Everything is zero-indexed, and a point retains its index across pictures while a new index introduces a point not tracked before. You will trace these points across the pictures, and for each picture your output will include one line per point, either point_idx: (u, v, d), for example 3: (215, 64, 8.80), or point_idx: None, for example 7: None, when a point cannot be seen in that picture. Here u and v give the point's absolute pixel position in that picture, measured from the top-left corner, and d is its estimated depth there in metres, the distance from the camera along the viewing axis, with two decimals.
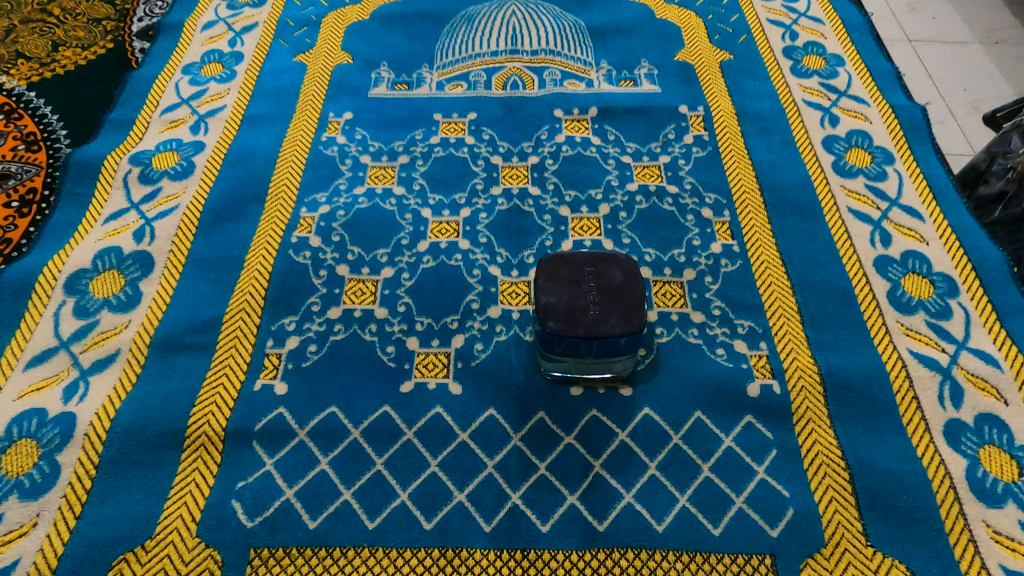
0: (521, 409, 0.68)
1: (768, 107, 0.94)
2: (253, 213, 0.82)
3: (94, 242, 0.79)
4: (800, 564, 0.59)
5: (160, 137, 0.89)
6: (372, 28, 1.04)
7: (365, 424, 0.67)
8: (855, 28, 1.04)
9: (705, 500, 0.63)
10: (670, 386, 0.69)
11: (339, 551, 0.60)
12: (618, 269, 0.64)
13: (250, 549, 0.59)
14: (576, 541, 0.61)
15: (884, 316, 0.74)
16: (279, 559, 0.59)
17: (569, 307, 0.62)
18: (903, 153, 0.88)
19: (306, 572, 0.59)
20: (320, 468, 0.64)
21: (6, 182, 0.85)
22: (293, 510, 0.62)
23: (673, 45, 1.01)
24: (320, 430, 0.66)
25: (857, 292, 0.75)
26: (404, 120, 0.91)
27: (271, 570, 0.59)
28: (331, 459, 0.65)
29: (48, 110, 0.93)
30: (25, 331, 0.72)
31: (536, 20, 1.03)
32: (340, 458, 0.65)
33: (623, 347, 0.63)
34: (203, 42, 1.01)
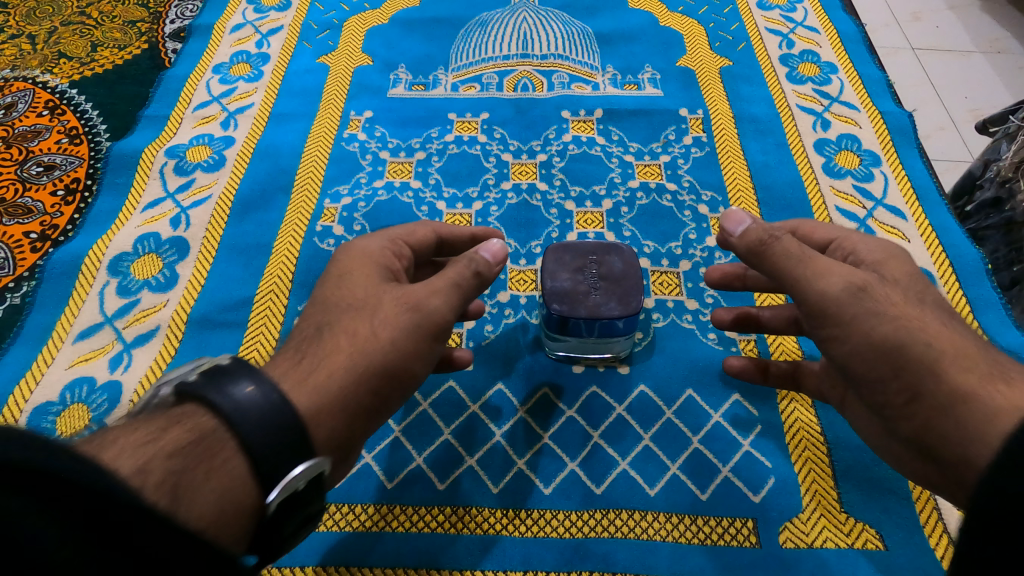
0: (527, 385, 0.74)
1: (764, 111, 0.99)
2: (280, 203, 0.88)
3: (134, 228, 0.85)
4: (780, 527, 0.65)
5: (193, 132, 0.95)
6: (392, 31, 1.10)
7: None
8: (850, 37, 1.09)
9: (694, 469, 0.68)
10: (664, 367, 0.75)
11: (360, 508, 0.66)
12: (619, 259, 0.70)
13: None
14: (575, 502, 0.67)
15: None
16: None
17: (572, 291, 0.68)
18: (890, 156, 0.94)
19: (331, 526, 0.65)
20: None
21: (52, 173, 0.91)
22: None
23: (675, 52, 1.07)
24: None
25: None
26: (421, 119, 0.97)
27: None
28: None
29: (89, 106, 0.99)
30: (74, 308, 0.78)
31: (545, 27, 1.09)
32: None
33: (621, 329, 0.69)
34: (231, 44, 1.07)
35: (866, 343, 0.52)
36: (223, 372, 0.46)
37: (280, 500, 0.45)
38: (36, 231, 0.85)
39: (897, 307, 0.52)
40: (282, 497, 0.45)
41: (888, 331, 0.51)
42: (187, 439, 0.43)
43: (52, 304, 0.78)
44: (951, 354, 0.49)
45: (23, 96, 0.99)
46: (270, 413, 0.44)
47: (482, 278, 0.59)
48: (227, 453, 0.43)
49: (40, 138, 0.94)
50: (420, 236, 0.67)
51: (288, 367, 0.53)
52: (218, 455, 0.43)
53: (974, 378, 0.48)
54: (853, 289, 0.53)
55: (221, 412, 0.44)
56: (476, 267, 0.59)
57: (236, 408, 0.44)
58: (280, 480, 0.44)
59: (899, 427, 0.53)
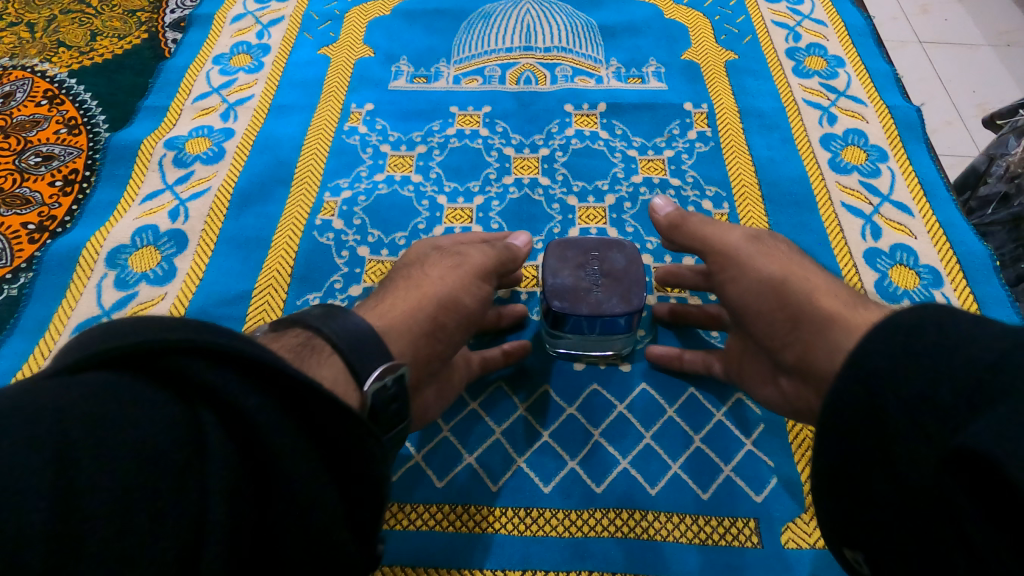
0: (528, 382, 0.74)
1: (770, 105, 0.98)
2: (280, 196, 0.87)
3: (132, 220, 0.84)
4: (782, 527, 0.64)
5: (193, 123, 0.95)
6: (394, 22, 1.09)
7: None
8: (857, 30, 1.08)
9: (695, 468, 0.68)
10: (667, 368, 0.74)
11: None
12: (620, 255, 0.70)
13: None
14: (575, 501, 0.66)
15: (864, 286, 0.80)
16: None
17: (573, 287, 0.67)
18: (897, 152, 0.92)
19: None
20: None
21: (50, 163, 0.90)
22: None
23: (680, 44, 1.06)
24: None
25: (844, 275, 0.81)
26: (422, 112, 0.96)
27: None
28: None
29: (88, 96, 0.98)
30: (71, 300, 0.78)
31: (549, 18, 1.07)
32: None
33: (621, 326, 0.68)
34: (232, 34, 1.06)
35: (757, 276, 0.60)
36: (327, 309, 0.52)
37: (375, 389, 0.49)
38: (35, 222, 0.85)
39: (780, 255, 0.62)
40: (376, 391, 0.49)
41: (774, 271, 0.59)
42: (294, 343, 0.49)
43: (50, 295, 0.78)
44: (820, 290, 0.56)
45: (21, 86, 0.99)
46: (365, 336, 0.50)
47: (512, 255, 0.70)
48: (328, 354, 0.49)
49: (38, 128, 0.94)
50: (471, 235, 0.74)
51: (365, 309, 0.61)
52: (323, 353, 0.49)
53: (839, 305, 0.54)
54: (749, 239, 0.64)
55: (322, 331, 0.50)
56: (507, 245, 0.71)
57: (336, 329, 0.50)
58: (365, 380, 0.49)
59: (780, 358, 0.56)
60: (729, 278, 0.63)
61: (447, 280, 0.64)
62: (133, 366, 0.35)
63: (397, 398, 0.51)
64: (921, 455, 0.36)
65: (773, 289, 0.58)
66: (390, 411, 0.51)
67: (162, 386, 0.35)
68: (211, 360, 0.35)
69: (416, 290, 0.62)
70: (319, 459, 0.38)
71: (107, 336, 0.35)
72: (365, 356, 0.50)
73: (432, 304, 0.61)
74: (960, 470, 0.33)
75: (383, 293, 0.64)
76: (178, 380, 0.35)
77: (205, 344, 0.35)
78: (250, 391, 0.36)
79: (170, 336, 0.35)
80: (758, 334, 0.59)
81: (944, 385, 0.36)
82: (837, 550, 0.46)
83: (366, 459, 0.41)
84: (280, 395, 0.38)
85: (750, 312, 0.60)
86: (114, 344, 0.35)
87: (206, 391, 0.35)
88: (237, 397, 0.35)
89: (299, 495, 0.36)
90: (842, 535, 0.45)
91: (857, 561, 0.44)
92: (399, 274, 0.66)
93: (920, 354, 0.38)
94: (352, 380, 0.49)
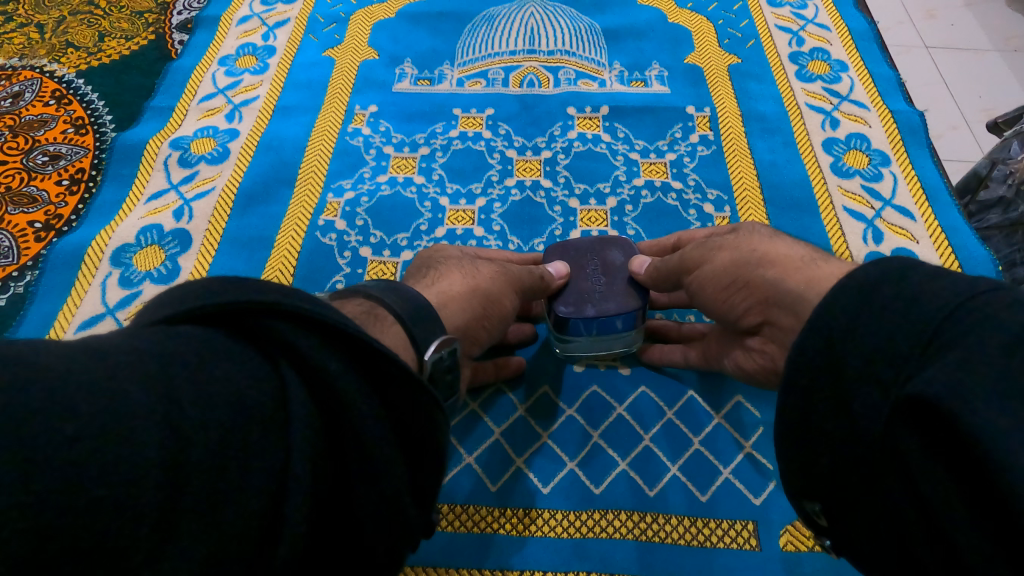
0: (527, 385, 0.74)
1: (772, 109, 0.98)
2: (284, 196, 0.88)
3: (137, 220, 0.85)
4: (780, 530, 0.64)
5: (198, 124, 0.95)
6: (398, 25, 1.09)
7: None
8: (861, 34, 1.08)
9: (693, 471, 0.68)
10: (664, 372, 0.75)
11: None
12: (619, 252, 0.72)
13: None
14: (573, 502, 0.66)
15: (850, 248, 0.84)
16: None
17: (577, 291, 0.69)
18: (900, 156, 0.92)
19: None
20: None
21: (57, 162, 0.91)
22: None
23: (684, 48, 1.06)
24: None
25: (834, 249, 0.84)
26: (426, 114, 0.97)
27: None
28: None
29: (95, 96, 0.99)
30: (75, 299, 0.78)
31: (553, 21, 1.08)
32: None
33: (626, 323, 0.69)
34: (238, 36, 1.07)
35: (713, 268, 0.58)
36: (392, 287, 0.52)
37: (435, 360, 0.50)
38: (41, 221, 0.85)
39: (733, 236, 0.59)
40: (436, 361, 0.50)
41: (727, 257, 0.57)
42: (360, 312, 0.49)
43: (55, 293, 0.79)
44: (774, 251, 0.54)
45: (30, 85, 1.00)
46: (427, 311, 0.51)
47: (548, 283, 0.67)
48: (390, 324, 0.49)
49: (46, 127, 0.95)
50: (508, 258, 0.75)
51: (423, 284, 0.61)
52: (384, 323, 0.49)
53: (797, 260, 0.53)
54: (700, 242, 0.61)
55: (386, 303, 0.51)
56: (540, 272, 0.67)
57: (405, 305, 0.50)
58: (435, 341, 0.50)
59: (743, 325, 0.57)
60: (691, 278, 0.61)
61: (498, 280, 0.63)
62: (224, 325, 0.36)
63: (452, 369, 0.52)
64: (876, 406, 0.36)
65: (729, 273, 0.56)
66: (447, 380, 0.52)
67: (248, 345, 0.36)
68: (295, 326, 0.37)
69: (477, 277, 0.62)
70: (392, 432, 0.39)
71: (198, 296, 0.37)
72: (426, 326, 0.50)
73: (480, 296, 0.61)
74: (914, 420, 0.33)
75: (439, 274, 0.63)
76: (267, 340, 0.36)
77: (293, 310, 0.36)
78: (332, 358, 0.37)
79: (261, 298, 0.36)
80: (726, 319, 0.59)
81: (901, 336, 0.36)
82: (799, 505, 0.46)
83: (433, 436, 0.41)
84: (358, 363, 0.38)
85: (716, 307, 0.59)
86: (211, 303, 0.36)
87: (292, 352, 0.36)
88: (320, 360, 0.36)
89: (373, 460, 0.36)
90: (803, 490, 0.44)
91: (816, 513, 0.45)
92: (448, 261, 0.66)
93: (882, 305, 0.38)
94: (411, 349, 0.49)
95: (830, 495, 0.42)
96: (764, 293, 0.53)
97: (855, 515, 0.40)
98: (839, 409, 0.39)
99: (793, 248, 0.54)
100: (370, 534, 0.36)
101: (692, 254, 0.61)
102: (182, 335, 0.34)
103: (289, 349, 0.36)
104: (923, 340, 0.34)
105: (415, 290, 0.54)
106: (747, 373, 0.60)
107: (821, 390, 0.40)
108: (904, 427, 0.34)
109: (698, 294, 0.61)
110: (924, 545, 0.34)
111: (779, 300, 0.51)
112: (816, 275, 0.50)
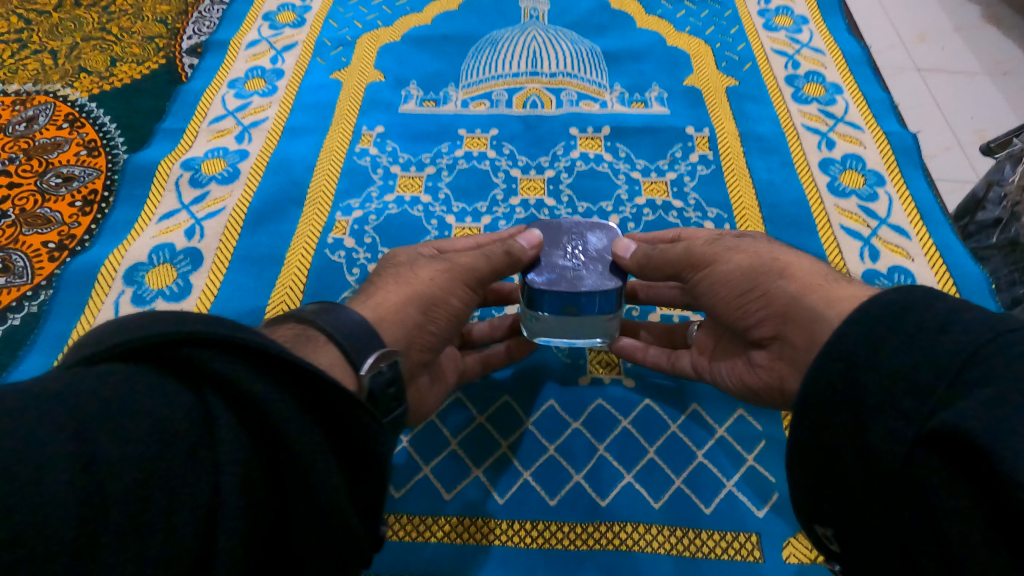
0: (534, 396, 0.76)
1: (769, 129, 1.01)
2: (293, 215, 0.89)
3: (150, 239, 0.87)
4: (783, 542, 0.65)
5: (208, 145, 0.97)
6: (403, 48, 1.12)
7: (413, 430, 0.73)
8: (854, 58, 1.11)
9: (697, 482, 0.69)
10: (670, 385, 0.76)
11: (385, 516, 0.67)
12: (601, 233, 0.67)
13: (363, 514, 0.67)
14: (580, 514, 0.67)
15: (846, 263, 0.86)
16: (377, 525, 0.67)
17: (555, 267, 0.64)
18: (895, 177, 0.94)
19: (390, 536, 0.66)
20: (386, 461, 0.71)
21: (70, 184, 0.93)
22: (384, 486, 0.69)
23: (682, 71, 1.09)
24: None
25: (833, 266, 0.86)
26: (431, 134, 0.99)
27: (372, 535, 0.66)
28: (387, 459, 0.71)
29: (108, 119, 1.01)
30: (89, 316, 0.80)
31: (554, 44, 1.10)
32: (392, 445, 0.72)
33: (606, 306, 0.64)
34: (247, 59, 1.09)
35: (727, 270, 0.60)
36: (322, 308, 0.53)
37: (372, 375, 0.50)
38: (55, 241, 0.87)
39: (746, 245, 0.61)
40: (373, 376, 0.51)
41: (741, 261, 0.59)
42: (292, 335, 0.50)
43: (68, 311, 0.80)
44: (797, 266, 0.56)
45: (44, 110, 1.02)
46: (363, 330, 0.52)
47: (515, 260, 0.63)
48: (323, 344, 0.50)
49: (59, 150, 0.96)
50: (463, 242, 0.72)
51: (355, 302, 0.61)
52: (315, 344, 0.50)
53: (819, 278, 0.55)
54: (709, 240, 0.63)
55: (322, 326, 0.51)
56: (506, 247, 0.63)
57: (335, 323, 0.51)
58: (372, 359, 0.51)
59: (752, 333, 0.59)
60: (699, 276, 0.62)
61: (437, 280, 0.63)
62: (155, 361, 0.37)
63: (394, 382, 0.52)
64: (895, 433, 0.37)
65: (748, 279, 0.58)
66: (389, 396, 0.52)
67: (172, 376, 0.37)
68: (219, 351, 0.37)
69: (411, 284, 0.62)
70: (327, 442, 0.40)
71: (125, 334, 0.37)
72: (360, 345, 0.51)
73: (419, 302, 0.61)
74: (937, 449, 0.35)
75: (375, 287, 0.63)
76: (190, 368, 0.37)
77: (217, 338, 0.37)
78: (259, 378, 0.37)
79: (178, 330, 0.37)
80: (731, 320, 0.61)
81: (924, 368, 0.37)
82: (809, 528, 0.47)
83: (372, 440, 0.42)
84: (286, 380, 0.39)
85: (724, 305, 0.61)
86: (137, 338, 0.37)
87: (215, 378, 0.37)
88: (247, 384, 0.37)
89: (308, 475, 0.37)
90: (812, 512, 0.46)
91: (827, 537, 0.45)
92: (386, 272, 0.65)
93: (894, 342, 0.40)
94: (348, 366, 0.50)
95: (842, 517, 0.42)
96: (783, 307, 0.54)
97: (864, 540, 0.41)
98: (847, 428, 0.40)
99: (817, 266, 0.57)
100: (310, 547, 0.38)
101: (701, 252, 0.62)
102: (106, 374, 0.35)
103: (211, 373, 0.36)
104: (947, 376, 0.36)
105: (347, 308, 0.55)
106: (749, 389, 0.64)
107: (832, 402, 0.42)
108: (926, 454, 0.35)
109: (704, 294, 0.63)
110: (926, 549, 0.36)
111: (799, 316, 0.53)
112: (838, 295, 0.51)
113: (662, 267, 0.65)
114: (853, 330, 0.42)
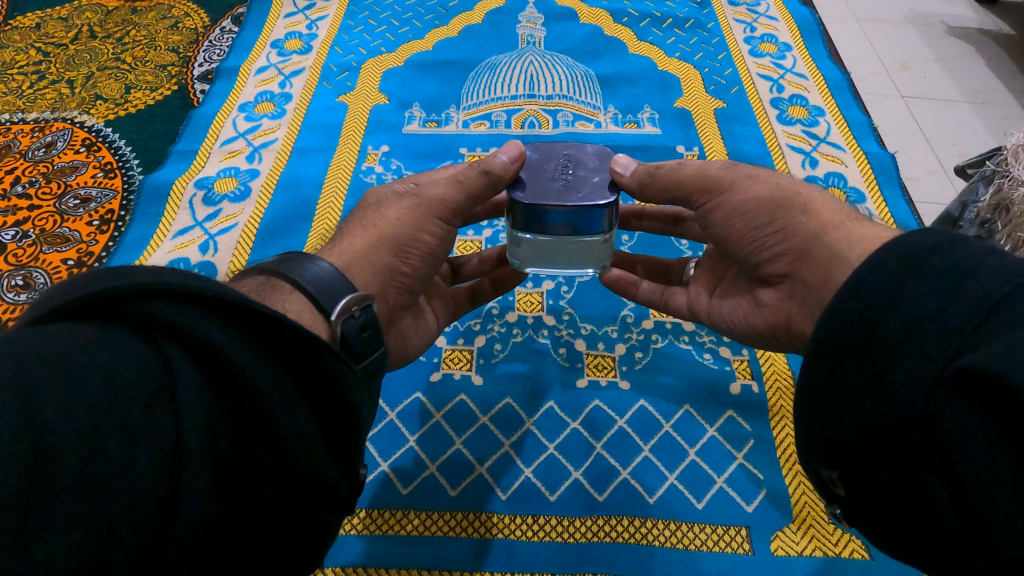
0: (532, 398, 0.79)
1: (756, 149, 1.05)
2: (303, 230, 0.93)
3: (166, 254, 0.91)
4: (771, 535, 0.68)
5: (220, 165, 1.02)
6: (406, 72, 1.17)
7: (420, 433, 0.76)
8: (836, 83, 1.16)
9: (689, 479, 0.72)
10: (676, 384, 0.80)
11: (386, 512, 0.70)
12: (592, 154, 0.64)
13: (356, 509, 0.70)
14: (580, 509, 0.70)
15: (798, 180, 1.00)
16: (376, 519, 0.70)
17: (544, 183, 0.61)
18: (874, 194, 0.99)
19: (392, 531, 0.69)
20: (382, 469, 0.73)
21: (88, 205, 0.96)
22: (386, 482, 0.73)
23: (673, 93, 1.14)
24: (389, 431, 0.76)
25: None
26: (433, 153, 1.04)
27: (370, 528, 0.69)
28: (389, 462, 0.74)
29: (123, 143, 1.05)
30: None
31: (550, 69, 1.16)
32: (391, 445, 0.75)
33: (598, 225, 0.60)
34: (256, 84, 1.14)
35: (743, 198, 0.57)
36: (287, 257, 0.52)
37: (344, 320, 0.49)
38: (74, 258, 0.90)
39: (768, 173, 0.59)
40: (345, 321, 0.49)
41: (762, 190, 0.57)
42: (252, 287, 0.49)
43: None
44: (818, 201, 0.55)
45: (62, 136, 1.06)
46: (334, 277, 0.50)
47: (494, 179, 0.60)
48: (290, 292, 0.49)
49: (77, 173, 1.01)
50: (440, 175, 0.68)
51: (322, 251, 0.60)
52: (282, 290, 0.49)
53: (839, 216, 0.53)
54: (727, 164, 0.60)
55: (292, 275, 0.50)
56: (484, 167, 0.60)
57: (302, 270, 0.50)
58: (338, 307, 0.49)
59: (766, 272, 0.57)
60: (710, 201, 0.59)
61: (404, 219, 0.60)
62: (97, 317, 0.34)
63: (369, 326, 0.50)
64: (915, 376, 0.37)
65: (767, 212, 0.55)
66: (364, 340, 0.50)
67: (127, 332, 0.34)
68: (177, 303, 0.34)
69: (379, 226, 0.60)
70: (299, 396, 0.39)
71: (62, 292, 0.34)
72: (331, 291, 0.50)
73: (389, 245, 0.59)
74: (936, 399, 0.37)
75: (342, 235, 0.61)
76: (143, 322, 0.34)
77: (163, 287, 0.34)
78: (214, 327, 0.35)
79: (128, 283, 0.34)
80: (743, 257, 0.59)
81: (952, 308, 0.37)
82: (815, 474, 0.48)
83: (345, 391, 0.41)
84: (248, 330, 0.37)
85: (738, 236, 0.58)
86: (80, 294, 0.33)
87: (173, 332, 0.34)
88: (200, 331, 0.34)
89: (274, 419, 0.36)
90: (819, 456, 0.46)
91: (833, 481, 0.46)
92: (356, 217, 0.63)
93: (899, 286, 0.40)
94: (319, 315, 0.49)
95: (843, 458, 0.44)
96: (801, 244, 0.53)
97: (872, 481, 0.42)
98: (834, 402, 0.44)
99: (838, 205, 0.55)
100: (287, 498, 0.36)
101: (716, 176, 0.59)
102: (52, 334, 0.32)
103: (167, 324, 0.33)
104: (975, 318, 0.36)
105: (318, 256, 0.53)
106: (756, 331, 0.62)
107: (852, 343, 0.42)
108: (947, 396, 0.36)
109: (712, 222, 0.60)
110: (913, 512, 0.39)
111: (815, 255, 0.52)
112: (859, 236, 0.51)
113: (667, 188, 0.62)
114: (877, 268, 0.42)
